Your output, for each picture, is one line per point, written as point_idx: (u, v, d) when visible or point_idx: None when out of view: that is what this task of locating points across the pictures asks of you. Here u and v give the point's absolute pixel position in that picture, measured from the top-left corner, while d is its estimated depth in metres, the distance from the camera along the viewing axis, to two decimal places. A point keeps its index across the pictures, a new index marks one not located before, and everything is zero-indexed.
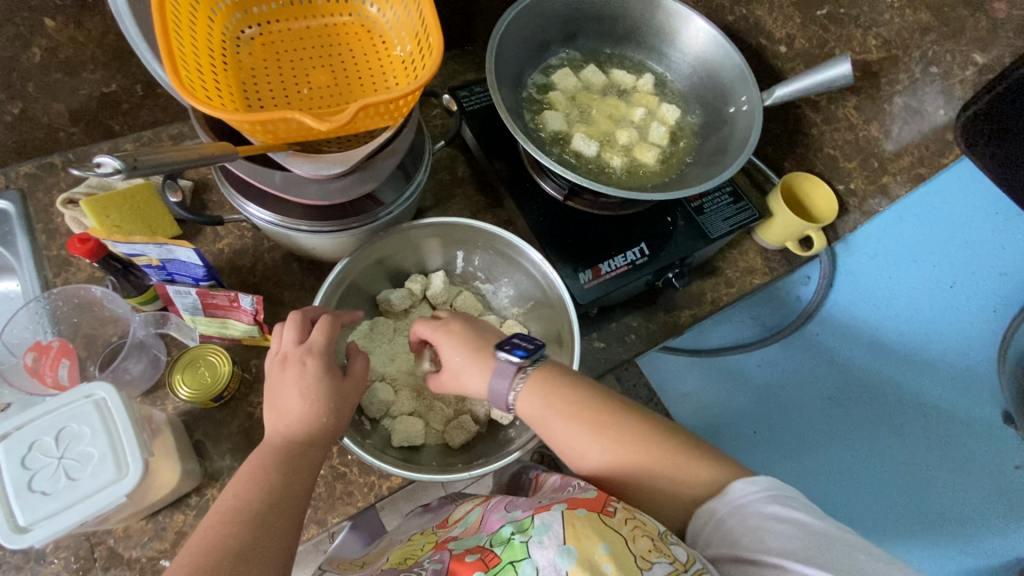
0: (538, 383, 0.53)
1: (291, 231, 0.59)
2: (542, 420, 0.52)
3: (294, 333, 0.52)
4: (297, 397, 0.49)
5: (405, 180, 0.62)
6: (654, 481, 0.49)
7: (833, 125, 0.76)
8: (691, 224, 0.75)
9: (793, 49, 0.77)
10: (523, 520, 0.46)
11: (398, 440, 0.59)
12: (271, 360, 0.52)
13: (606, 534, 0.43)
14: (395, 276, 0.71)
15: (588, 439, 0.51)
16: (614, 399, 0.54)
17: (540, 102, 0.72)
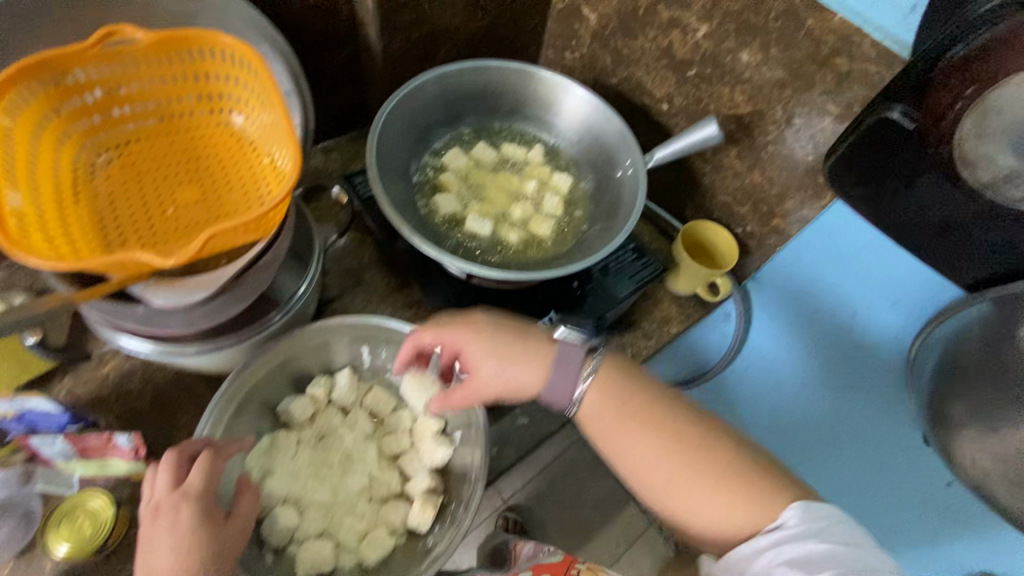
0: (605, 381, 0.56)
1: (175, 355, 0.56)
2: (633, 442, 0.54)
3: (167, 479, 0.48)
4: (169, 555, 0.44)
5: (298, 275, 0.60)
6: (733, 491, 0.52)
7: (721, 174, 0.80)
8: (597, 286, 0.75)
9: (673, 106, 0.82)
10: None
11: (304, 568, 0.57)
12: (143, 511, 0.47)
13: None
14: (299, 379, 0.67)
15: (656, 454, 0.54)
16: (666, 396, 0.57)
17: (432, 185, 0.72)
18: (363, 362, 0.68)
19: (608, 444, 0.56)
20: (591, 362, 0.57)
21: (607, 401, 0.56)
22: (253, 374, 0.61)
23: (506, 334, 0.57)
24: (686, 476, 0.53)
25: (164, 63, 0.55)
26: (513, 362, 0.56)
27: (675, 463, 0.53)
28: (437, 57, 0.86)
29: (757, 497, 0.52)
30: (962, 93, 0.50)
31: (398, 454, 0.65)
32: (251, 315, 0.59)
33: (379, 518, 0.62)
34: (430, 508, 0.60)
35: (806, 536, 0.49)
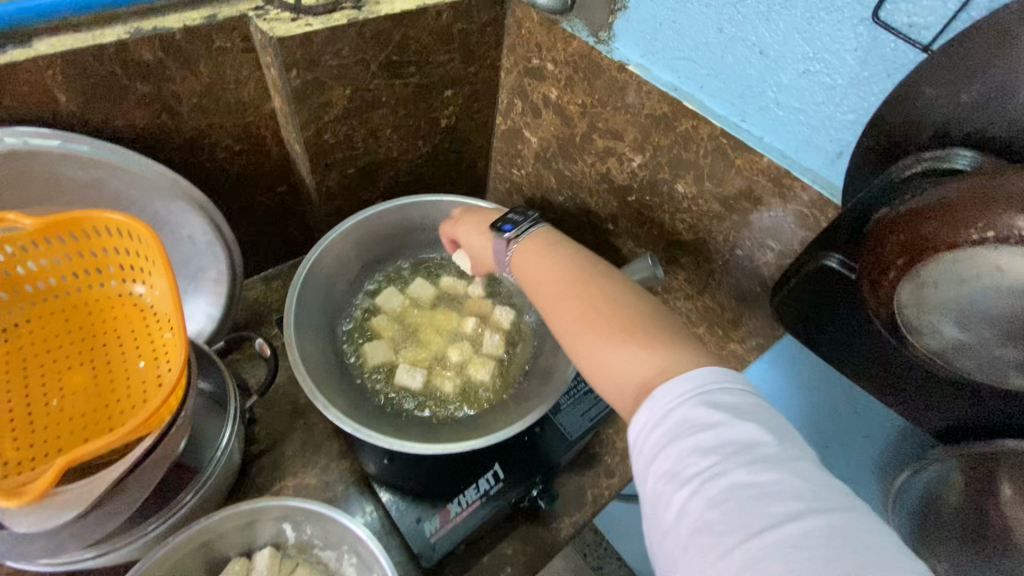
0: (534, 242, 0.61)
1: (75, 562, 0.52)
2: (536, 262, 0.59)
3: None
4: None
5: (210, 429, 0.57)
6: (623, 323, 0.50)
7: (673, 295, 0.77)
8: (547, 430, 0.69)
9: (619, 227, 0.80)
10: None
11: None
12: None
13: None
14: (215, 564, 0.60)
15: (561, 302, 0.55)
16: (592, 264, 0.57)
17: (363, 330, 0.68)
18: (286, 538, 0.62)
19: (530, 288, 0.59)
20: (512, 242, 0.62)
21: (533, 258, 0.59)
22: (155, 568, 0.55)
23: (482, 212, 0.68)
24: (599, 311, 0.51)
25: (58, 241, 0.51)
26: (478, 221, 0.66)
27: (579, 304, 0.53)
28: (378, 185, 0.84)
29: (686, 361, 0.45)
30: (895, 258, 0.44)
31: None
32: (163, 496, 0.55)
33: None
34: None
35: (690, 408, 0.42)
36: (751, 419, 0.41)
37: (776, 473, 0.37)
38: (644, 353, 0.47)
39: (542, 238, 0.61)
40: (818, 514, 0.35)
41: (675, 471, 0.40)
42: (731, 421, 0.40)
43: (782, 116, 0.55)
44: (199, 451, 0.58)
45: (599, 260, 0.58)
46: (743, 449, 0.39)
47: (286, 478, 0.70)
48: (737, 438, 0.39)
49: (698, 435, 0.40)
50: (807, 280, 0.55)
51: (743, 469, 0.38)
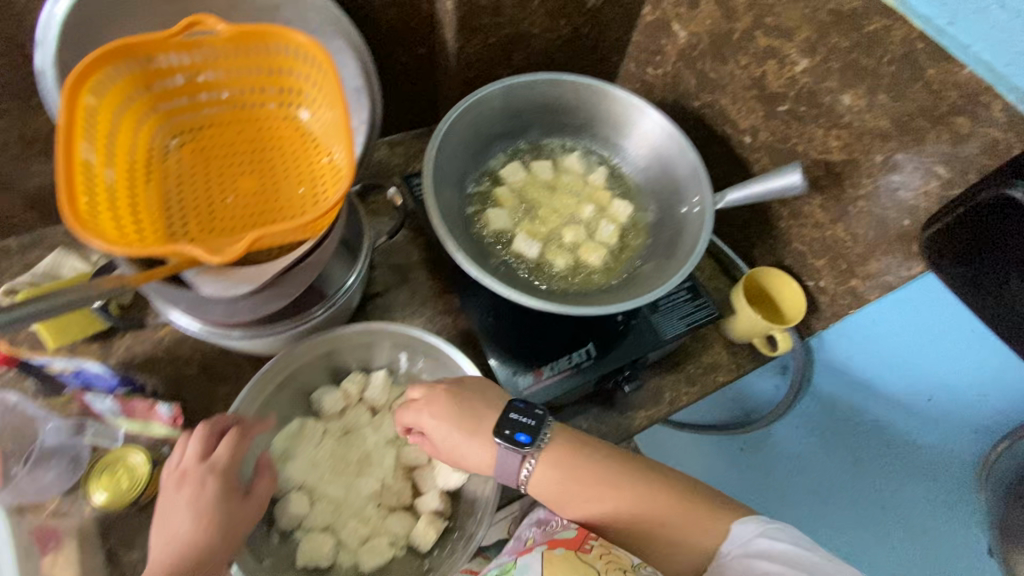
0: (555, 458, 0.59)
1: (222, 338, 0.59)
2: (546, 477, 0.59)
3: (196, 447, 0.49)
4: (189, 518, 0.47)
5: (350, 257, 0.64)
6: (619, 496, 0.59)
7: (799, 221, 0.74)
8: (643, 324, 0.71)
9: (757, 141, 0.75)
10: (508, 564, 0.62)
11: (302, 560, 0.60)
12: (168, 475, 0.49)
13: (579, 569, 0.56)
14: (337, 372, 0.69)
15: (593, 505, 0.60)
16: (608, 464, 0.60)
17: (486, 196, 0.70)
18: (400, 367, 0.69)
19: (558, 506, 0.60)
20: (530, 458, 0.58)
21: (539, 482, 0.60)
22: (295, 358, 0.63)
23: (443, 402, 0.61)
24: (593, 498, 0.59)
25: (245, 53, 0.55)
26: (444, 420, 0.60)
27: (619, 499, 0.59)
28: (512, 62, 0.84)
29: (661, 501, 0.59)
30: None
31: (415, 466, 0.67)
32: (299, 306, 0.60)
33: (382, 524, 0.64)
34: (433, 532, 0.63)
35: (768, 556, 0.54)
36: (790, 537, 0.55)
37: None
38: (702, 532, 0.58)
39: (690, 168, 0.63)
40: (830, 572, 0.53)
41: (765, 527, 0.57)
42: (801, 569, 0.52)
43: (1004, 21, 0.48)
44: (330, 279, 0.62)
45: (603, 453, 0.61)
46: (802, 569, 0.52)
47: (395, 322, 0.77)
48: (827, 566, 0.53)
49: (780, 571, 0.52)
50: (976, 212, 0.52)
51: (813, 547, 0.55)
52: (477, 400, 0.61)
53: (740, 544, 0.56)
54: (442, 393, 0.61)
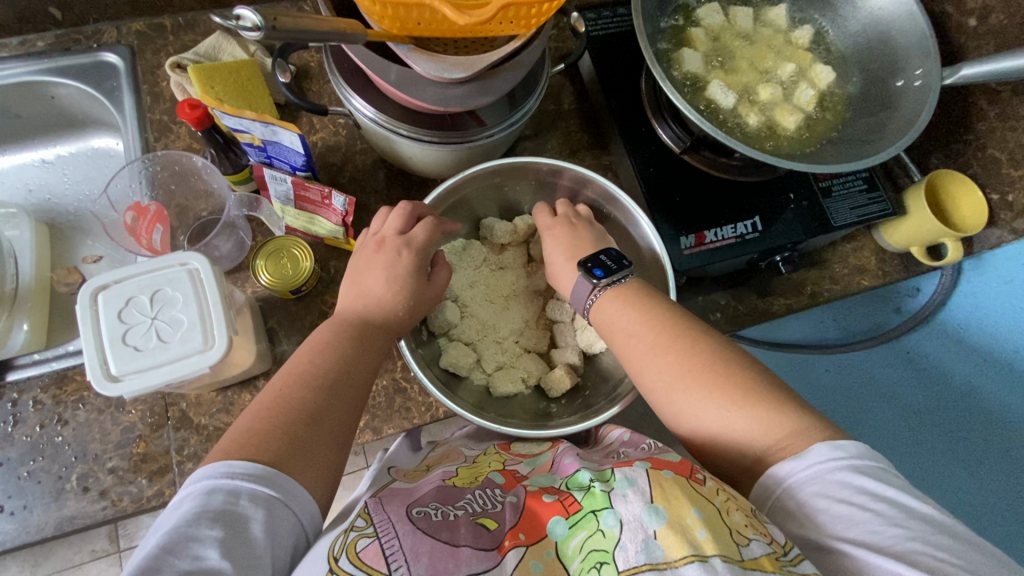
0: (621, 293, 0.54)
1: (390, 133, 0.57)
2: (614, 311, 0.54)
3: (398, 221, 0.50)
4: (383, 282, 0.48)
5: (510, 107, 0.59)
6: (690, 349, 0.49)
7: (1010, 124, 0.69)
8: (815, 208, 0.67)
9: (985, 25, 0.67)
10: (604, 473, 0.46)
11: (445, 362, 0.60)
12: (366, 239, 0.50)
13: (696, 500, 0.41)
14: (505, 208, 0.68)
15: (650, 357, 0.50)
16: (678, 320, 0.52)
17: (678, 36, 0.64)
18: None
19: (609, 339, 0.54)
20: (597, 289, 0.55)
21: (612, 311, 0.54)
22: (476, 179, 0.60)
23: (561, 228, 0.60)
24: (659, 343, 0.51)
25: None
26: (556, 242, 0.60)
27: (681, 376, 0.48)
28: None
29: (737, 372, 0.47)
30: None
31: (556, 320, 0.67)
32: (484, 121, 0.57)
33: (518, 359, 0.64)
34: (568, 380, 0.63)
35: (845, 483, 0.40)
36: (880, 474, 0.41)
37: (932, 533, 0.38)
38: (761, 421, 0.44)
39: None
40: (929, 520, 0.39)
41: (852, 459, 0.41)
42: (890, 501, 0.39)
43: None
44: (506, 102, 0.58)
45: (678, 318, 0.52)
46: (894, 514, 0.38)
47: None
48: (922, 511, 0.39)
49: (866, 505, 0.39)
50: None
51: (903, 486, 0.40)
52: (583, 235, 0.59)
53: (816, 479, 0.41)
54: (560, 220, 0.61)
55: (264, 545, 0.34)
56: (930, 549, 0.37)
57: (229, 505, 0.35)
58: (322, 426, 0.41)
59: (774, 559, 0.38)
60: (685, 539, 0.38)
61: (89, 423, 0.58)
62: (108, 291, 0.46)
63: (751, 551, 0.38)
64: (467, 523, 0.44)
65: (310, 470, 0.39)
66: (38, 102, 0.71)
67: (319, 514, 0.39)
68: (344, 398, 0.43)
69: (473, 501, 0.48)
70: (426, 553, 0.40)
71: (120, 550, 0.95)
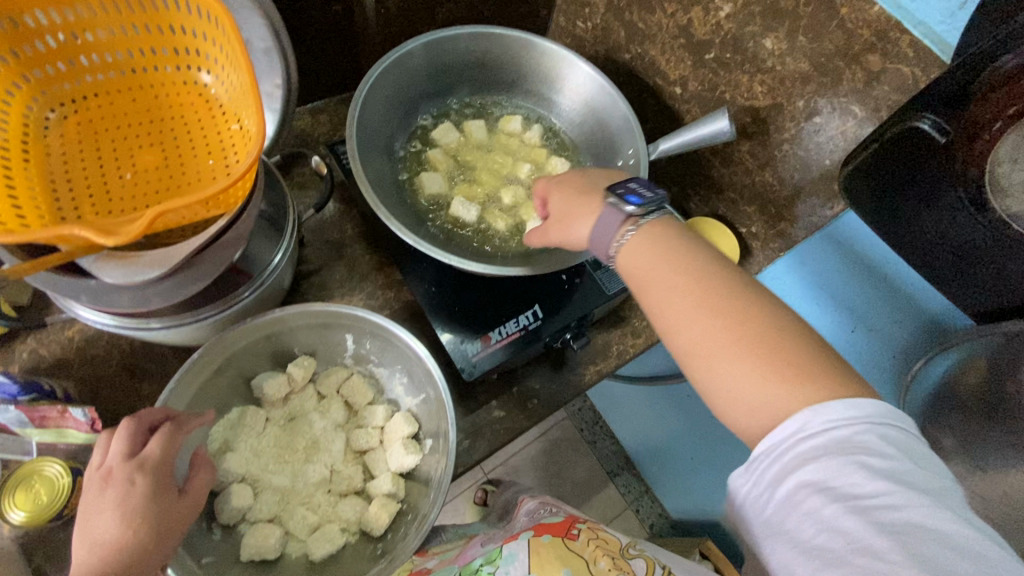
0: (653, 236, 0.50)
1: (142, 330, 0.54)
2: (644, 261, 0.49)
3: (123, 445, 0.46)
4: (116, 522, 0.43)
5: (279, 232, 0.60)
6: (749, 328, 0.43)
7: (731, 168, 0.75)
8: (587, 283, 0.71)
9: (687, 91, 0.75)
10: (492, 554, 0.57)
11: (247, 554, 0.54)
12: (92, 476, 0.46)
13: (568, 562, 0.52)
14: (286, 356, 0.65)
15: (694, 316, 0.45)
16: (740, 282, 0.46)
17: (418, 161, 0.67)
18: (347, 349, 0.66)
19: (641, 289, 0.49)
20: (633, 221, 0.50)
21: (644, 253, 0.49)
22: (213, 351, 0.57)
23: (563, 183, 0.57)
24: (708, 309, 0.45)
25: (129, 8, 0.49)
26: (563, 194, 0.56)
27: (704, 317, 0.45)
28: (437, 18, 0.78)
29: (795, 358, 0.42)
30: (1002, 108, 0.50)
31: (366, 449, 0.63)
32: (222, 288, 0.55)
33: (332, 513, 0.59)
34: (386, 514, 0.58)
35: (850, 447, 0.39)
36: (902, 449, 0.39)
37: (926, 515, 0.37)
38: (780, 391, 0.41)
39: (595, 188, 0.55)
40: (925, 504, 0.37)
41: (874, 424, 0.39)
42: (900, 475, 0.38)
43: None
44: (258, 259, 0.58)
45: (710, 251, 0.49)
46: (905, 485, 0.38)
47: (333, 300, 0.74)
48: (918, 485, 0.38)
49: (866, 482, 0.38)
50: (880, 155, 0.61)
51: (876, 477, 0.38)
52: (571, 197, 0.56)
53: (831, 444, 0.39)
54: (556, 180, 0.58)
55: None
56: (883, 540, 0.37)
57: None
58: None
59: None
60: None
61: None
62: None
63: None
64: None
65: None
66: None
67: None
68: None
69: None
70: None
71: None
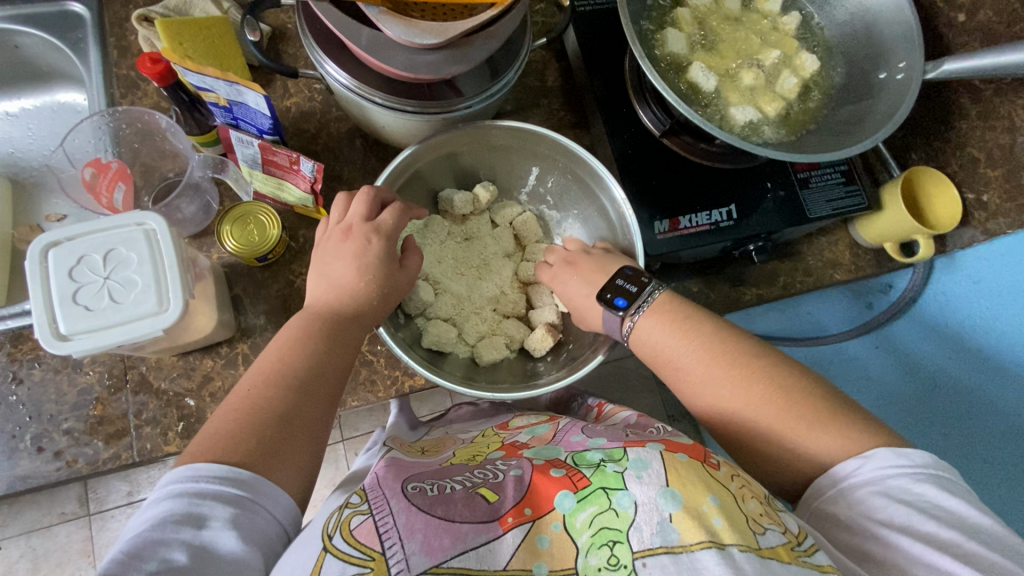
0: (660, 309, 0.54)
1: (363, 100, 0.54)
2: (654, 335, 0.53)
3: (363, 207, 0.48)
4: (353, 270, 0.46)
5: (490, 77, 0.55)
6: (765, 391, 0.49)
7: (987, 122, 0.70)
8: (790, 198, 0.66)
9: (973, 21, 0.67)
10: (614, 452, 0.45)
11: (429, 341, 0.58)
12: (332, 228, 0.48)
13: (712, 487, 0.41)
14: (467, 178, 0.66)
15: (722, 394, 0.50)
16: (736, 342, 0.52)
17: (664, 16, 0.62)
18: (526, 184, 0.67)
19: (658, 364, 0.54)
20: (630, 317, 0.54)
21: (649, 327, 0.54)
22: (427, 152, 0.60)
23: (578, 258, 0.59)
24: (731, 381, 0.50)
25: None
26: (581, 277, 0.58)
27: (741, 392, 0.49)
28: None
29: (786, 417, 0.47)
30: None
31: (530, 282, 0.65)
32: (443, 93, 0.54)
33: (499, 328, 0.63)
34: (551, 338, 0.61)
35: (902, 482, 0.43)
36: (951, 493, 0.43)
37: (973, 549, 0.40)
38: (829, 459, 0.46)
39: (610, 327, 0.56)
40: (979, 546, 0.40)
41: (915, 467, 0.44)
42: (950, 519, 0.41)
43: None
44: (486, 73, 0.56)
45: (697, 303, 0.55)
46: (947, 518, 0.41)
47: None
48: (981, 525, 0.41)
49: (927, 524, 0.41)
50: None
51: (970, 499, 0.43)
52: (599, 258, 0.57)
53: (882, 484, 0.43)
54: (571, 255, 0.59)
55: (235, 546, 0.35)
56: (987, 551, 0.40)
57: (194, 508, 0.35)
58: (292, 423, 0.41)
59: (789, 548, 0.39)
60: (701, 524, 0.38)
61: (46, 382, 0.57)
62: (60, 248, 0.45)
63: (767, 539, 0.39)
64: (466, 497, 0.42)
65: (281, 469, 0.39)
66: (1, 52, 0.69)
67: (297, 512, 0.40)
68: (313, 394, 0.43)
69: (473, 476, 0.46)
70: (421, 529, 0.38)
71: (89, 513, 0.97)
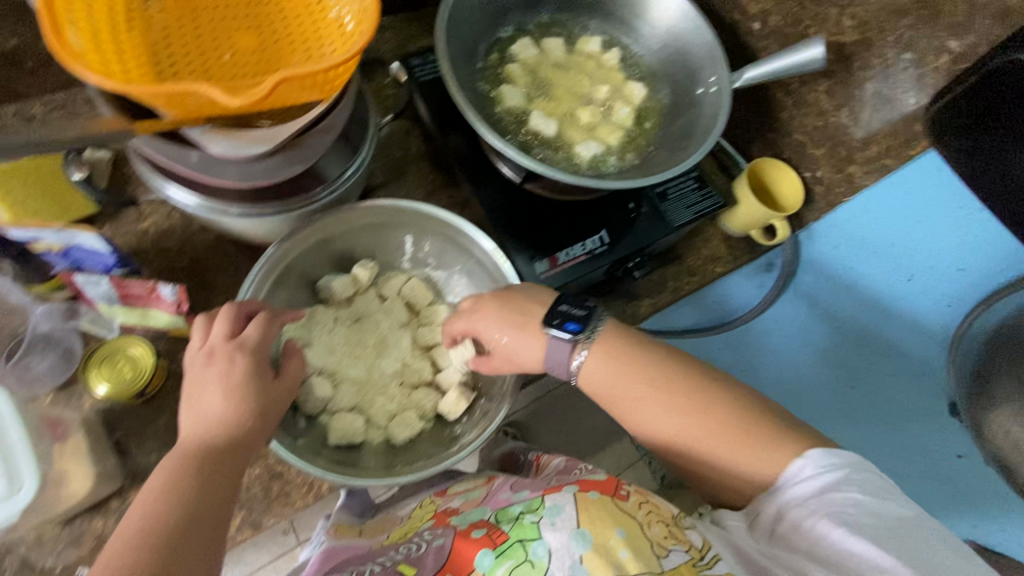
0: (606, 346, 0.54)
1: (220, 216, 0.54)
2: (599, 371, 0.54)
3: (224, 327, 0.47)
4: (220, 396, 0.44)
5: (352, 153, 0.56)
6: (716, 415, 0.51)
7: (803, 110, 0.78)
8: (654, 212, 0.71)
9: (766, 27, 0.76)
10: (534, 502, 0.48)
11: (335, 438, 0.57)
12: (195, 353, 0.46)
13: (622, 520, 0.46)
14: (345, 259, 0.66)
15: (673, 422, 0.52)
16: (678, 367, 0.54)
17: (497, 74, 0.66)
18: (405, 252, 0.67)
19: (604, 399, 0.54)
20: (582, 346, 0.54)
21: (594, 365, 0.54)
22: (295, 244, 0.59)
23: (490, 303, 0.57)
24: (683, 408, 0.51)
25: None
26: (497, 316, 0.56)
27: (697, 416, 0.51)
28: None
29: (740, 435, 0.50)
30: None
31: (431, 346, 0.65)
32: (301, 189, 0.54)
33: (409, 402, 0.61)
34: (464, 400, 0.61)
35: (844, 482, 0.47)
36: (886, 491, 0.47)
37: (907, 539, 0.45)
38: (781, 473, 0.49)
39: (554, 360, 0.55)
40: (913, 538, 0.45)
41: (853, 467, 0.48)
42: (889, 516, 0.46)
43: None
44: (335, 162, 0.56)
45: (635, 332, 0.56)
46: (887, 514, 0.46)
47: None
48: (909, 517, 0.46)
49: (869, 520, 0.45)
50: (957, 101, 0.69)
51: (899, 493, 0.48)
52: (521, 294, 0.56)
53: (829, 484, 0.47)
54: (491, 294, 0.57)
55: None
56: (918, 542, 0.45)
57: None
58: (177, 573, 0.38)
59: (691, 564, 0.44)
60: (609, 561, 0.42)
61: None
62: None
63: (671, 561, 0.44)
64: None
65: None
66: None
67: None
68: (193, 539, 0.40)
69: (398, 551, 0.50)
70: None
71: None
